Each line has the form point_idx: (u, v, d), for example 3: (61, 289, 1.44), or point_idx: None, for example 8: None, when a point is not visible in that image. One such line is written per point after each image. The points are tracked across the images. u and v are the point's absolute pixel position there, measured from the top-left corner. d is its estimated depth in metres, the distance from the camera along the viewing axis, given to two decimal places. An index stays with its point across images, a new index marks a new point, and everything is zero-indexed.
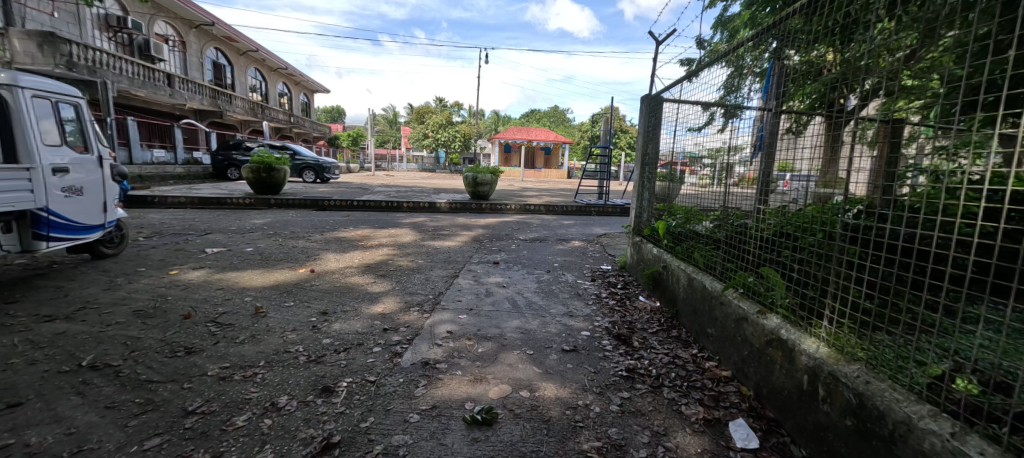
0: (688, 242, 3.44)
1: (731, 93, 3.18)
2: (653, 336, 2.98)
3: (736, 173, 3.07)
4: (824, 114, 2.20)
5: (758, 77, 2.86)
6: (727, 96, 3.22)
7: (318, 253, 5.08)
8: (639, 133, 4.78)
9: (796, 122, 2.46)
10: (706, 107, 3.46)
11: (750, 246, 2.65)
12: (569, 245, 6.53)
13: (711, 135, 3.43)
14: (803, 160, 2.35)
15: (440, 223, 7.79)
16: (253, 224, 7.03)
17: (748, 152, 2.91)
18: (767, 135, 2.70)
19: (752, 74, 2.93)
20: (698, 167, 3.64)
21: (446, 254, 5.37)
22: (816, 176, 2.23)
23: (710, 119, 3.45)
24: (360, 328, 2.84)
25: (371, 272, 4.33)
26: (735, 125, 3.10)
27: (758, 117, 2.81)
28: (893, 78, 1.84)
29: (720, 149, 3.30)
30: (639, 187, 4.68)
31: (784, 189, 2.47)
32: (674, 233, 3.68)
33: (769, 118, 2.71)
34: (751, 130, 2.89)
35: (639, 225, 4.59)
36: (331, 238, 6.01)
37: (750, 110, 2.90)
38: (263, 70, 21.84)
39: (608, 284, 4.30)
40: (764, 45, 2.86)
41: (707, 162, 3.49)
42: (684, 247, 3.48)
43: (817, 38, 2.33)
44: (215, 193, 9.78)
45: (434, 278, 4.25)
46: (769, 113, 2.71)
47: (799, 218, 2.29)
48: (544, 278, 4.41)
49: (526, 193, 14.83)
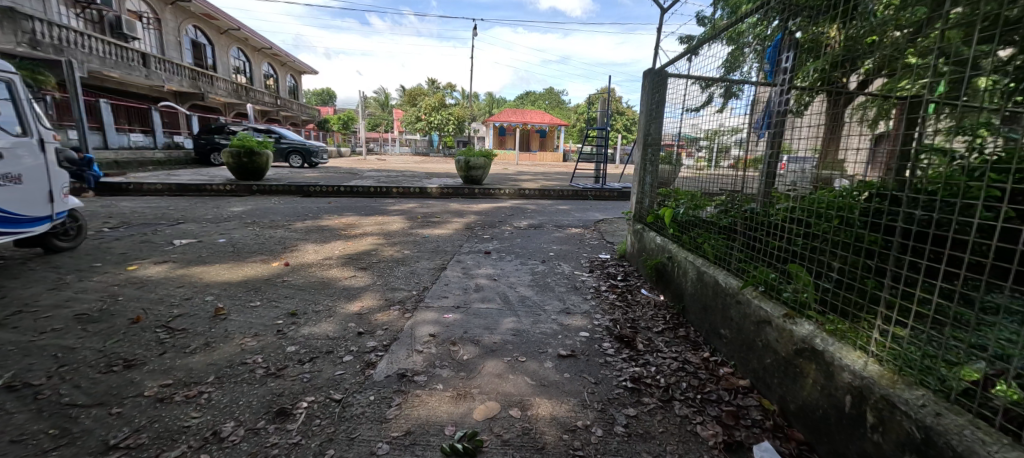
0: (695, 231, 3.14)
1: (732, 71, 2.91)
2: (659, 336, 2.69)
3: (731, 155, 2.89)
4: (824, 91, 2.07)
5: (767, 60, 2.53)
6: (728, 74, 2.94)
7: (295, 243, 4.73)
8: (640, 112, 4.42)
9: (800, 102, 2.26)
10: (706, 86, 3.17)
11: (764, 236, 2.35)
12: (566, 232, 6.22)
13: (707, 116, 3.18)
14: (803, 139, 2.17)
15: (431, 210, 7.43)
16: (230, 212, 6.64)
17: (750, 132, 2.65)
18: (775, 111, 2.43)
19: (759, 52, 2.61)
20: (693, 149, 3.38)
21: (435, 244, 5.04)
22: (812, 157, 2.09)
23: (707, 99, 3.17)
24: (332, 332, 2.52)
25: (353, 264, 4.00)
26: (731, 105, 2.87)
27: (762, 93, 2.54)
28: (897, 55, 1.68)
29: (717, 130, 3.06)
30: (640, 170, 4.36)
31: (783, 172, 2.33)
32: (680, 222, 3.32)
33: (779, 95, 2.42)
34: (756, 110, 2.60)
35: (640, 211, 4.30)
36: (312, 227, 5.66)
37: (750, 86, 2.65)
38: (246, 51, 21.07)
39: (607, 275, 4.01)
40: (766, 23, 2.57)
41: (702, 143, 3.25)
42: (691, 237, 3.17)
43: (818, 13, 2.13)
44: (194, 180, 9.34)
45: (419, 271, 3.92)
46: (775, 89, 2.45)
47: (816, 203, 1.98)
48: (539, 270, 4.09)
49: (520, 176, 14.48)
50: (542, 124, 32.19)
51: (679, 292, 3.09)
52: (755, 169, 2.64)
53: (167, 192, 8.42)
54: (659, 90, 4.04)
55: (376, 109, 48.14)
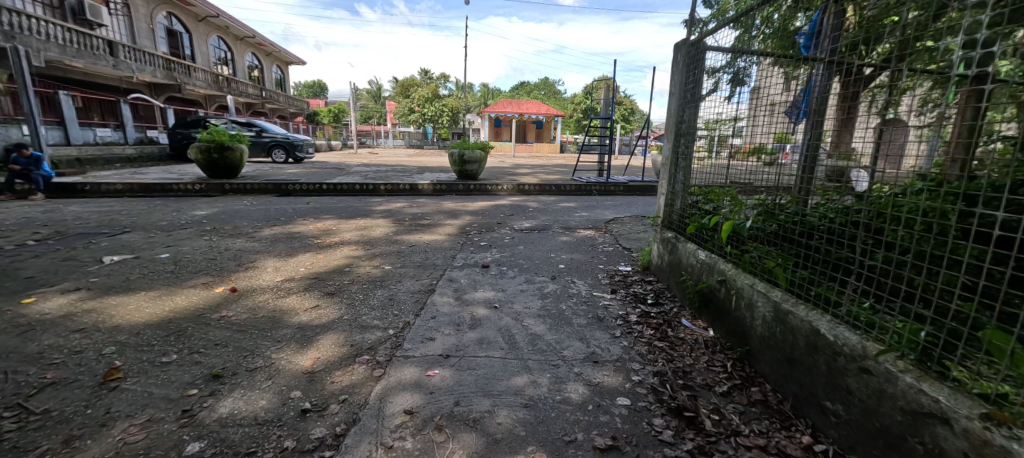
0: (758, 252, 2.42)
1: (738, 56, 2.84)
2: (728, 403, 1.97)
3: (730, 145, 2.89)
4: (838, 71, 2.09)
5: (787, 46, 2.47)
6: (733, 60, 2.88)
7: (254, 258, 3.93)
8: (671, 92, 3.61)
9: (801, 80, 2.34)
10: (711, 73, 3.09)
11: (892, 272, 1.66)
12: (574, 235, 5.45)
13: (708, 104, 3.11)
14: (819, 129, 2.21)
15: (421, 210, 6.64)
16: (192, 216, 5.84)
17: (768, 115, 2.51)
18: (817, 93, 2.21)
19: (786, 39, 2.49)
20: (693, 139, 3.31)
21: (423, 254, 4.26)
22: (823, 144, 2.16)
23: (711, 87, 3.09)
24: (265, 410, 1.76)
25: (318, 287, 3.21)
26: (734, 93, 2.84)
27: (769, 73, 2.54)
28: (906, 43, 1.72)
29: (717, 120, 3.02)
30: (671, 166, 3.58)
31: (784, 162, 2.45)
32: (743, 238, 2.59)
33: (792, 84, 2.39)
34: (754, 101, 2.64)
35: (671, 216, 3.56)
36: (281, 234, 4.86)
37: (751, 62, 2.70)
38: (228, 40, 20.11)
39: (633, 298, 3.22)
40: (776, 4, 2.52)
41: (702, 133, 3.19)
42: (754, 260, 2.44)
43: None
44: (161, 178, 8.50)
45: (400, 296, 3.13)
46: (780, 73, 2.48)
47: (900, 209, 1.71)
48: (548, 291, 3.30)
49: (518, 170, 13.67)
50: (539, 114, 31.26)
51: (738, 328, 2.39)
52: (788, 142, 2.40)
53: (129, 192, 7.58)
54: (696, 63, 3.27)
55: (369, 101, 46.99)
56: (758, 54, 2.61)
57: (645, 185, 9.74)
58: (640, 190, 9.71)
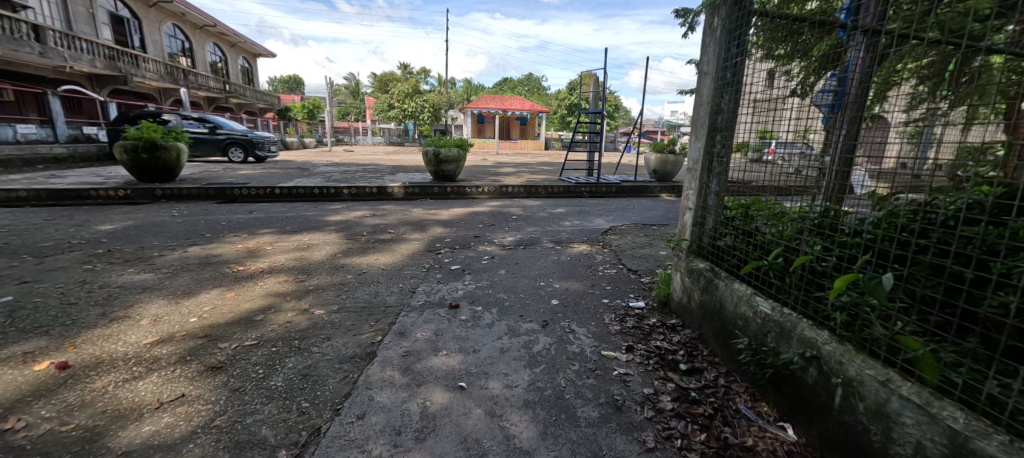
0: (870, 317, 1.54)
1: (732, 43, 2.42)
2: None
3: (714, 148, 2.57)
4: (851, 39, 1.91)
5: (777, 41, 2.21)
6: (723, 51, 2.48)
7: (135, 298, 2.89)
8: (707, 72, 2.62)
9: (802, 83, 2.18)
10: (702, 66, 2.67)
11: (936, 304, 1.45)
12: (566, 251, 4.51)
13: (698, 103, 2.72)
14: (787, 125, 2.11)
15: (385, 220, 5.61)
16: (94, 232, 4.72)
17: (749, 112, 2.35)
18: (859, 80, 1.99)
19: (806, 25, 2.04)
20: (691, 138, 2.74)
21: (373, 285, 3.26)
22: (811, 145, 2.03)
23: (703, 82, 2.67)
24: None
25: (200, 355, 2.19)
26: (725, 86, 2.49)
27: (754, 70, 2.32)
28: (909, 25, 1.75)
29: (706, 117, 2.64)
30: (704, 176, 2.64)
31: (770, 158, 2.23)
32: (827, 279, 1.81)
33: (790, 81, 2.19)
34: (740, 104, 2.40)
35: (700, 239, 2.68)
36: (194, 258, 3.79)
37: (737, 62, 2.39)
38: (186, 30, 18.61)
39: (659, 362, 2.25)
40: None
41: (690, 133, 2.75)
42: (855, 325, 1.58)
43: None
44: (81, 184, 7.26)
45: (321, 368, 2.11)
46: (767, 67, 2.27)
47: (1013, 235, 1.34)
48: (537, 352, 2.32)
49: (502, 169, 12.66)
50: (522, 110, 30.26)
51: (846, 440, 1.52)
52: (803, 141, 2.04)
53: (36, 200, 6.35)
54: (738, 36, 2.37)
55: (347, 97, 45.30)
56: (747, 48, 2.32)
57: (638, 185, 8.89)
58: (634, 191, 8.84)
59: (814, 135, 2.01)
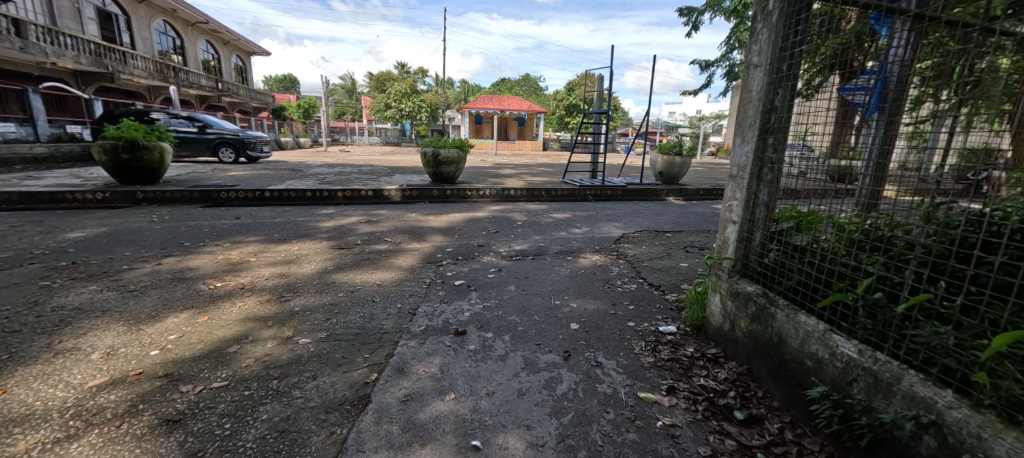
0: (1008, 371, 1.25)
1: (786, 33, 2.07)
2: None
3: (737, 158, 2.36)
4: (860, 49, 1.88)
5: (787, 33, 2.07)
6: (779, 41, 2.10)
7: (88, 324, 2.50)
8: (758, 64, 2.22)
9: (807, 83, 2.04)
10: (748, 61, 2.31)
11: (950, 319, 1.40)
12: (579, 262, 4.14)
13: (742, 102, 2.33)
14: (801, 126, 2.03)
15: (381, 227, 5.23)
16: (63, 240, 4.33)
17: (751, 110, 2.26)
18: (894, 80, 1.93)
19: (825, 21, 1.94)
20: (735, 141, 2.38)
21: (366, 305, 2.88)
22: (818, 151, 1.99)
23: (748, 78, 2.31)
24: None
25: (154, 403, 1.80)
26: (746, 86, 2.32)
27: (808, 69, 2.01)
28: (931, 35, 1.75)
29: (746, 117, 2.30)
30: (750, 186, 2.25)
31: (788, 164, 2.09)
32: (931, 313, 1.50)
33: (800, 81, 2.05)
34: (745, 109, 2.31)
35: (743, 257, 2.32)
36: (167, 272, 3.41)
37: (752, 67, 2.27)
38: (178, 27, 18.15)
39: (711, 408, 1.88)
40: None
41: (734, 138, 2.38)
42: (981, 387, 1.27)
43: None
44: (56, 186, 6.82)
45: (302, 421, 1.72)
46: (804, 72, 2.02)
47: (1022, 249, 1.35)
48: (563, 395, 1.95)
49: (502, 170, 12.28)
50: (520, 110, 29.90)
51: None
52: (802, 143, 2.04)
53: (5, 204, 5.93)
54: (803, 24, 2.00)
55: (344, 97, 44.85)
56: (757, 51, 2.23)
57: (645, 189, 8.52)
58: (641, 194, 8.48)
59: (812, 137, 2.00)
